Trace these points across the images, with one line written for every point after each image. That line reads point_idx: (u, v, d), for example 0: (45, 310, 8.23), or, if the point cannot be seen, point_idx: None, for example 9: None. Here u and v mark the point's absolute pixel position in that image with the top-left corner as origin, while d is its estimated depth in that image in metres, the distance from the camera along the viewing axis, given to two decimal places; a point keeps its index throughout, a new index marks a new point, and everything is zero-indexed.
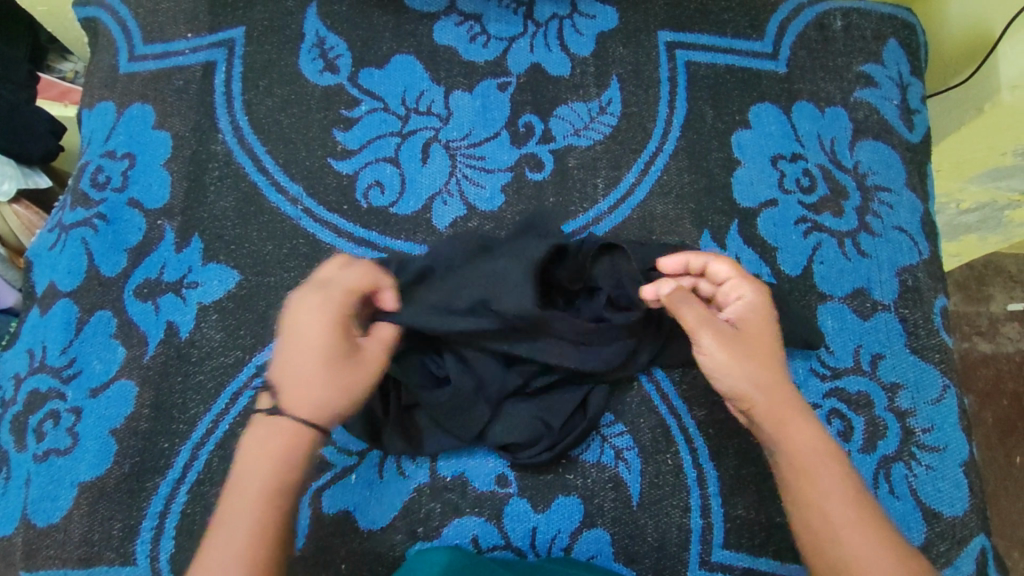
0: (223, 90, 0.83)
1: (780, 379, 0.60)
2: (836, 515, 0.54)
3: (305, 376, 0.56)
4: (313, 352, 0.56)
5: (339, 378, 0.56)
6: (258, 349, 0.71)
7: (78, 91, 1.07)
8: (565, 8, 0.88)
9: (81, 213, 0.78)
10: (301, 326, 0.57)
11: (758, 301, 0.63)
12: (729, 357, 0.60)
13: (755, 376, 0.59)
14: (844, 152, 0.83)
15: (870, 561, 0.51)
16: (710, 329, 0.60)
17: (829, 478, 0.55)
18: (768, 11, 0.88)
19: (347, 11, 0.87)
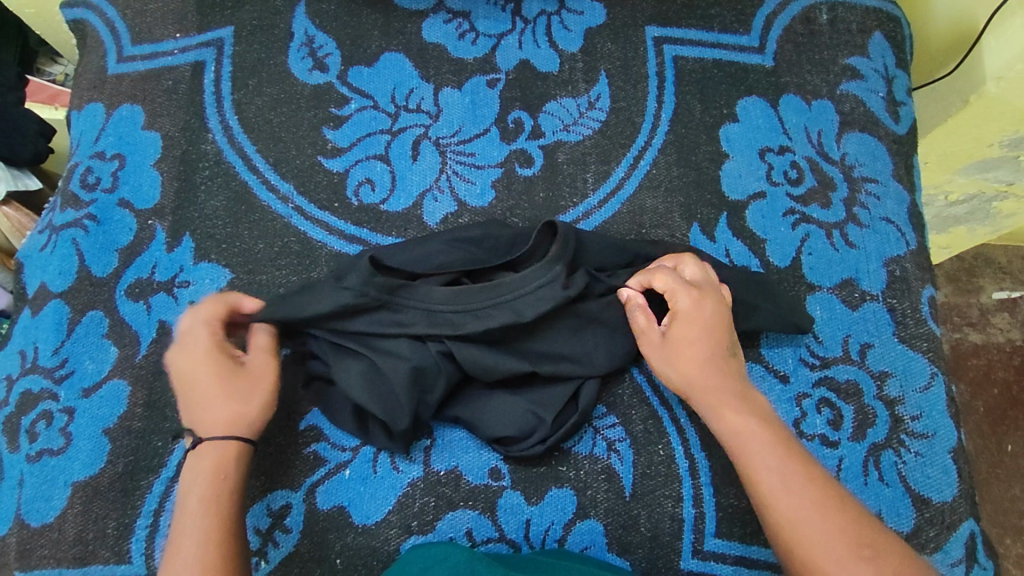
0: (213, 90, 0.83)
1: (710, 359, 0.62)
2: (770, 485, 0.56)
3: (207, 401, 0.60)
4: (208, 382, 0.61)
5: (236, 393, 0.61)
6: None
7: (67, 93, 1.07)
8: (552, 5, 0.88)
9: (72, 214, 0.78)
10: (185, 366, 0.62)
11: (694, 307, 0.64)
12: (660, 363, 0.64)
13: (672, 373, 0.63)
14: (831, 144, 0.84)
15: (796, 524, 0.53)
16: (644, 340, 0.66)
17: (760, 448, 0.57)
18: (754, 6, 0.89)
19: (335, 9, 0.87)
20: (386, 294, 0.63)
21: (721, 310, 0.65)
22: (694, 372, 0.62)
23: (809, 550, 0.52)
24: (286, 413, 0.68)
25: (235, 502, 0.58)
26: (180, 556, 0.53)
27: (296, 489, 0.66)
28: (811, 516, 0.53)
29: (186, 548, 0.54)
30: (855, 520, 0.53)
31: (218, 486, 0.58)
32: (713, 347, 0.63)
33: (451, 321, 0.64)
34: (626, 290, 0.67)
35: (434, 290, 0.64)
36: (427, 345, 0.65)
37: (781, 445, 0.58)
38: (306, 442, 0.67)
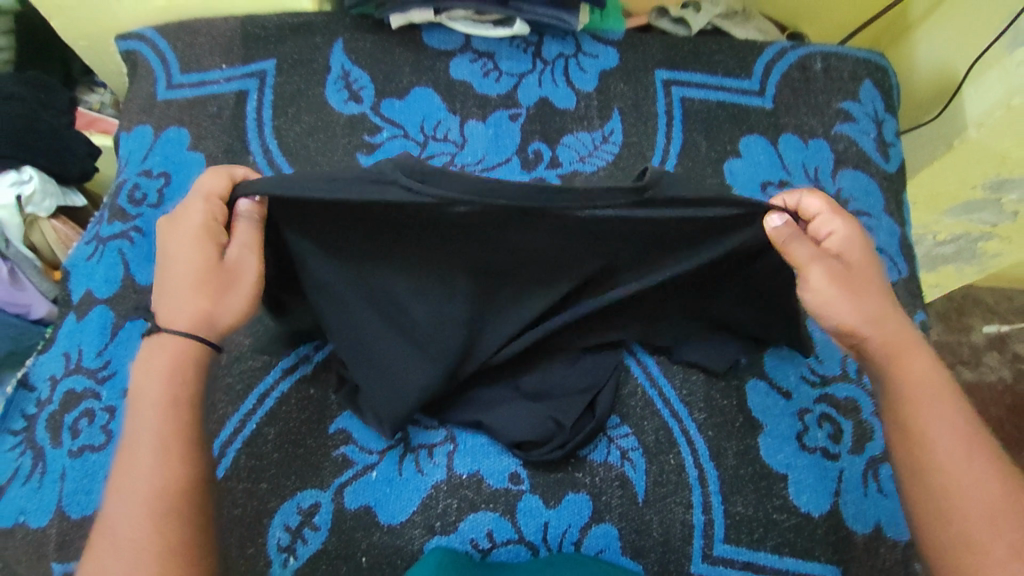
0: (255, 116, 0.90)
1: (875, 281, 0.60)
2: (938, 439, 0.56)
3: (180, 290, 0.57)
4: (185, 268, 0.57)
5: (209, 290, 0.57)
6: (284, 352, 0.75)
7: (109, 121, 1.13)
8: (570, 48, 0.96)
9: (118, 226, 0.83)
10: (169, 245, 0.58)
11: (850, 234, 0.60)
12: (835, 297, 0.59)
13: (855, 304, 0.59)
14: (826, 179, 0.91)
15: (966, 479, 0.55)
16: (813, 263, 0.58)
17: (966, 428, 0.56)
18: (754, 54, 0.97)
19: (370, 47, 0.94)
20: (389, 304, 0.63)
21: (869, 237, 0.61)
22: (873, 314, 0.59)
23: (977, 504, 0.54)
24: (318, 417, 0.72)
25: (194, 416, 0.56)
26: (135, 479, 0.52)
27: (324, 489, 0.69)
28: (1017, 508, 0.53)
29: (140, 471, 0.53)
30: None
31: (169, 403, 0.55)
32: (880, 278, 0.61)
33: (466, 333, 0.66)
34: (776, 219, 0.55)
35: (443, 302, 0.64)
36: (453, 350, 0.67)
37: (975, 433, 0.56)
38: (333, 444, 0.71)
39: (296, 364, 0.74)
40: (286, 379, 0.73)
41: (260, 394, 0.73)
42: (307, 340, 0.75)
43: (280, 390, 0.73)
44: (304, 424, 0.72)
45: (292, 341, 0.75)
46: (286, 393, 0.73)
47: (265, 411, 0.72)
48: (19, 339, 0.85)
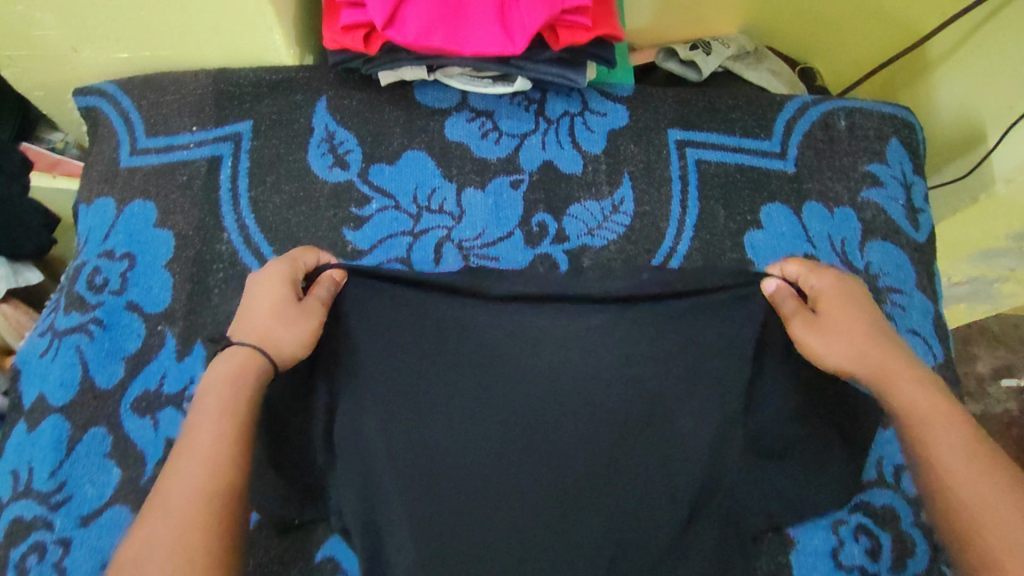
0: (229, 187, 0.81)
1: (875, 327, 0.63)
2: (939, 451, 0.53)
3: (262, 313, 0.61)
4: (266, 296, 0.62)
5: (286, 317, 0.61)
6: None
7: (74, 164, 1.04)
8: (575, 105, 0.87)
9: (76, 317, 0.74)
10: (260, 281, 0.64)
11: (845, 284, 0.67)
12: (833, 339, 0.62)
13: (886, 351, 0.61)
14: (854, 253, 0.84)
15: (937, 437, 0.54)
16: (834, 320, 0.63)
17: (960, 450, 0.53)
18: (774, 111, 0.90)
19: (357, 105, 0.85)
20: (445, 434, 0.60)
21: (865, 297, 0.66)
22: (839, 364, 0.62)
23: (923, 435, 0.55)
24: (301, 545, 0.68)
25: (218, 403, 0.54)
26: (174, 494, 0.49)
27: None
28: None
29: (188, 481, 0.50)
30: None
31: (217, 407, 0.54)
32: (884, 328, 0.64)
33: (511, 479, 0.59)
34: (771, 282, 0.65)
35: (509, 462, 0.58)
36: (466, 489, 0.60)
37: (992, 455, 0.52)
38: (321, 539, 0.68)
39: None
40: None
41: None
42: None
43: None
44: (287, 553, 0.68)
45: None
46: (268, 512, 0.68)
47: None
48: None
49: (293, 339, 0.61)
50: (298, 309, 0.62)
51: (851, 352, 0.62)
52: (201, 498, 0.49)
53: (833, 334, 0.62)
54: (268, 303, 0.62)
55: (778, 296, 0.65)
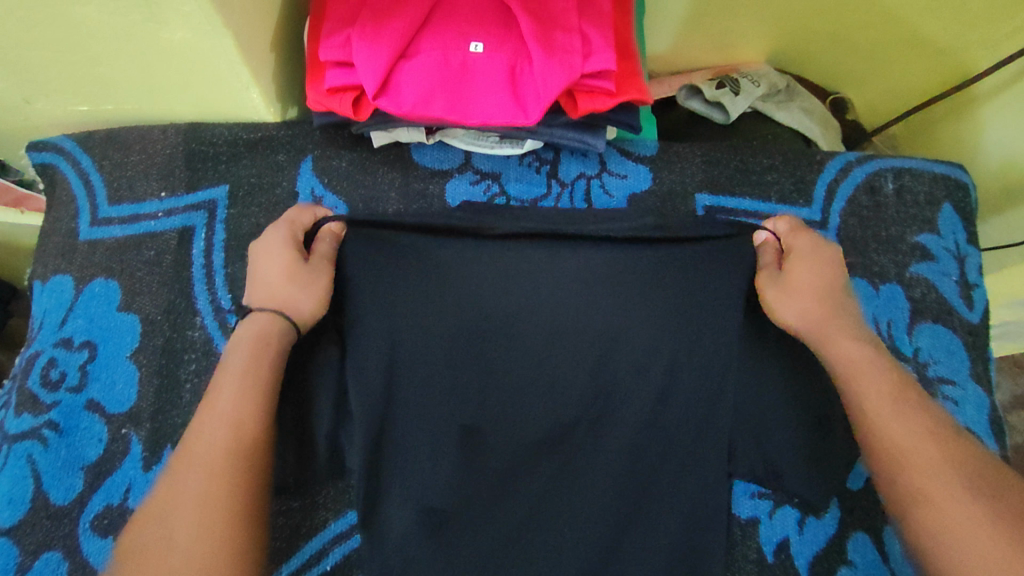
0: (203, 263, 0.72)
1: (841, 299, 0.60)
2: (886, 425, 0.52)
3: (270, 276, 0.61)
4: (270, 262, 0.62)
5: (294, 279, 0.60)
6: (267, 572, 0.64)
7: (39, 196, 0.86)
8: (593, 166, 0.78)
9: (28, 419, 0.66)
10: (262, 248, 0.63)
11: (823, 251, 0.63)
12: (793, 301, 0.59)
13: (842, 327, 0.59)
14: (902, 337, 0.76)
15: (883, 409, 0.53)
16: (804, 283, 0.60)
17: (911, 417, 0.52)
18: (813, 172, 0.81)
19: (347, 166, 0.76)
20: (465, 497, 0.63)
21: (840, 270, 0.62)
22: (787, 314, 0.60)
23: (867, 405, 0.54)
24: None
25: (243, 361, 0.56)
26: (201, 449, 0.51)
27: None
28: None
29: (211, 442, 0.52)
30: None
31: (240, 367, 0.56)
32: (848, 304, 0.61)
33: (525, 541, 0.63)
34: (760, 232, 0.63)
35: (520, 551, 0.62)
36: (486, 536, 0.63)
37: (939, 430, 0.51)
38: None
39: None
40: None
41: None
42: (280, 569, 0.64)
43: (327, 564, 0.65)
44: None
45: (297, 533, 0.65)
46: None
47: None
48: None
49: (308, 297, 0.60)
50: (309, 269, 0.61)
51: (811, 317, 0.59)
52: (225, 457, 0.51)
53: (801, 295, 0.59)
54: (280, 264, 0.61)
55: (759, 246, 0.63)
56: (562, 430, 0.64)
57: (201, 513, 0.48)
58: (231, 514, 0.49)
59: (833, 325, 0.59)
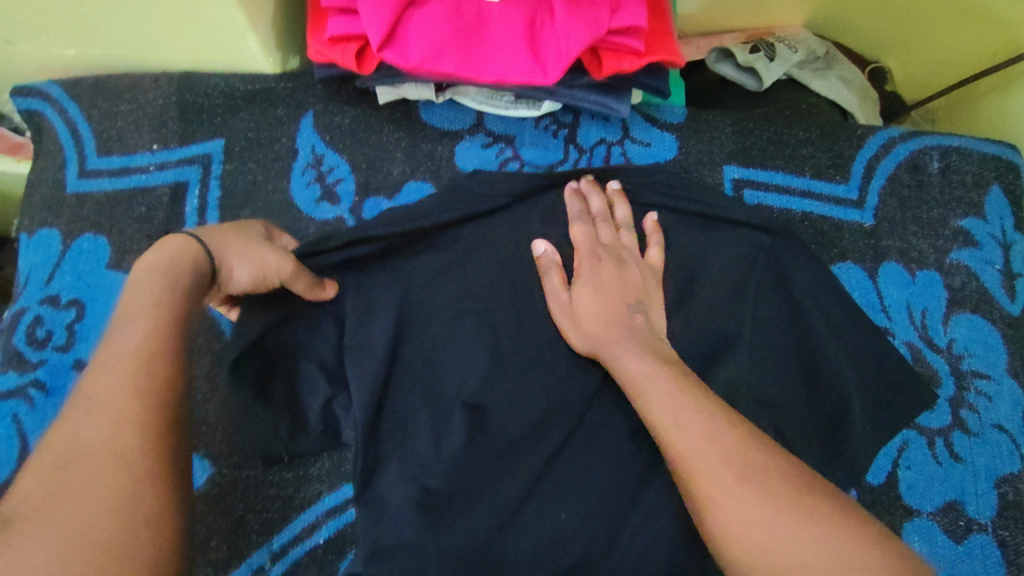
0: (196, 221, 0.68)
1: (614, 311, 0.60)
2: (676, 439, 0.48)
3: (225, 232, 0.52)
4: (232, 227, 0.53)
5: (244, 247, 0.51)
6: (253, 547, 0.60)
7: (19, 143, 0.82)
8: (614, 132, 0.72)
9: (13, 378, 0.63)
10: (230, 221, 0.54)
11: (624, 261, 0.64)
12: (573, 317, 0.61)
13: (612, 329, 0.59)
14: (937, 327, 0.71)
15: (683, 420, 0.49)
16: (575, 294, 0.61)
17: (690, 414, 0.49)
18: (852, 147, 0.75)
19: (351, 124, 0.71)
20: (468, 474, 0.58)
21: (631, 273, 0.63)
22: (578, 308, 0.60)
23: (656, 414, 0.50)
24: None
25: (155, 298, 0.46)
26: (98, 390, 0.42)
27: None
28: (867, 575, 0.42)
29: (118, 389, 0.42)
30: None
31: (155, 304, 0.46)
32: (634, 309, 0.61)
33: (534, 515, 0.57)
34: (540, 245, 0.64)
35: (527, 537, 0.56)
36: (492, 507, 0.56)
37: (722, 430, 0.48)
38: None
39: None
40: None
41: (285, 552, 0.61)
42: (262, 547, 0.60)
43: (319, 538, 0.61)
44: None
45: (290, 505, 0.62)
46: None
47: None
48: None
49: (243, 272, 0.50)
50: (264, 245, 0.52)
51: (595, 325, 0.59)
52: (137, 406, 0.42)
53: (564, 309, 0.61)
54: (236, 227, 0.53)
55: (546, 260, 0.63)
56: (568, 413, 0.60)
57: (109, 468, 0.40)
58: (144, 471, 0.40)
59: (608, 327, 0.59)
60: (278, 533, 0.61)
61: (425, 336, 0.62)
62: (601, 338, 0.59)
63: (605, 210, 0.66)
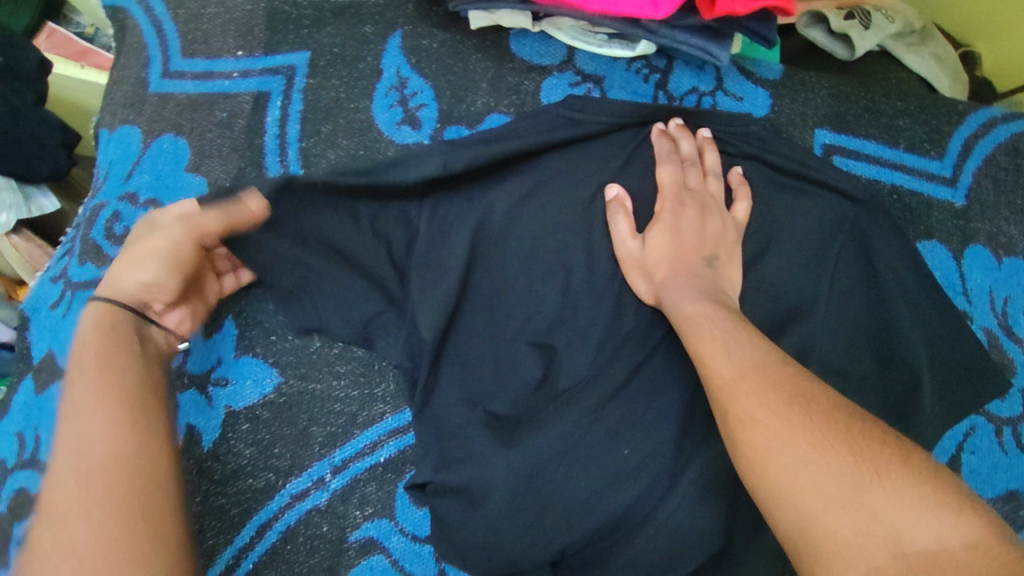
0: (277, 133, 0.67)
1: (685, 259, 0.60)
2: (726, 375, 0.49)
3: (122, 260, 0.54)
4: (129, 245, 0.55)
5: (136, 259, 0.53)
6: (314, 458, 0.61)
7: (98, 55, 0.89)
8: (707, 83, 0.71)
9: (93, 270, 0.64)
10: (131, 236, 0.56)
11: (700, 208, 0.63)
12: (638, 262, 0.61)
13: (680, 273, 0.59)
14: (1018, 318, 0.69)
15: (738, 356, 0.49)
16: (643, 239, 0.61)
17: (745, 348, 0.50)
18: (951, 123, 0.72)
19: (438, 49, 0.69)
20: (534, 406, 0.59)
21: (706, 221, 0.62)
22: (648, 255, 0.60)
23: (708, 352, 0.51)
24: (330, 563, 0.59)
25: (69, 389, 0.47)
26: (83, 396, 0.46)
27: None
28: (911, 507, 0.38)
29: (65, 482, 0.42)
30: (982, 539, 0.37)
31: (101, 380, 0.46)
32: (704, 258, 0.61)
33: (600, 454, 0.56)
34: (613, 188, 0.63)
35: (592, 474, 0.55)
36: (556, 441, 0.56)
37: (777, 366, 0.48)
38: (353, 557, 0.60)
39: (309, 490, 0.61)
40: (296, 507, 0.60)
41: (346, 466, 0.61)
42: (324, 460, 0.61)
43: (380, 458, 0.62)
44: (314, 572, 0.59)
45: (353, 422, 0.62)
46: (292, 527, 0.60)
47: (332, 492, 0.61)
48: None
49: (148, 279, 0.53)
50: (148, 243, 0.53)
51: (660, 270, 0.60)
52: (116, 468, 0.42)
53: (631, 253, 0.61)
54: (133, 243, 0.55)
55: (616, 205, 0.63)
56: (637, 357, 0.60)
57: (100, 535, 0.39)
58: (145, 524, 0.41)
59: (676, 271, 0.60)
60: (338, 449, 0.62)
61: (499, 267, 0.62)
62: (666, 282, 0.59)
63: (694, 154, 0.65)
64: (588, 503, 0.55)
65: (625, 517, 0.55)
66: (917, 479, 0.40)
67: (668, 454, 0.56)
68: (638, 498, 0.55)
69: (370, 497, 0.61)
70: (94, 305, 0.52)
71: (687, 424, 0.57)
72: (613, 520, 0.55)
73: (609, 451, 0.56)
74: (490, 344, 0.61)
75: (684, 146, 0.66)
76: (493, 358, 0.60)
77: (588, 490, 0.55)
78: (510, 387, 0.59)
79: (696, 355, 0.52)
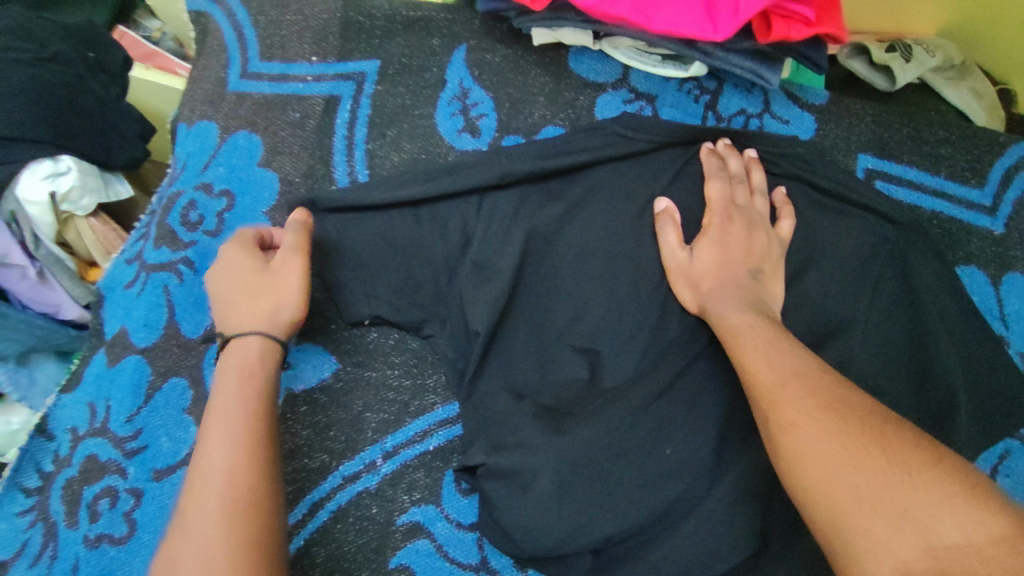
0: (345, 134, 0.72)
1: (731, 271, 0.62)
2: (768, 382, 0.50)
3: (238, 299, 0.56)
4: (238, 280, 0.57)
5: (263, 292, 0.56)
6: (366, 443, 0.64)
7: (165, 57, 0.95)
8: (755, 105, 0.74)
9: (166, 254, 0.68)
10: (223, 275, 0.58)
11: (749, 223, 0.64)
12: (682, 272, 0.62)
13: (725, 282, 0.61)
14: None
15: (780, 363, 0.51)
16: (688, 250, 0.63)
17: (789, 355, 0.52)
18: (992, 153, 0.74)
19: (499, 62, 0.73)
20: (581, 403, 0.61)
21: (753, 236, 0.63)
22: (695, 265, 0.62)
23: (751, 358, 0.53)
24: (378, 544, 0.62)
25: (270, 459, 0.49)
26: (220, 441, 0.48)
27: None
28: (935, 505, 0.39)
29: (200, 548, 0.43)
30: (1007, 534, 0.37)
31: (237, 422, 0.49)
32: (751, 270, 0.62)
33: (643, 453, 0.58)
34: (663, 201, 0.65)
35: (635, 471, 0.57)
36: (602, 437, 0.58)
37: (818, 374, 0.49)
38: (400, 540, 0.62)
39: (360, 473, 0.63)
40: (347, 489, 0.63)
41: (396, 452, 0.64)
42: (376, 445, 0.64)
43: (429, 446, 0.64)
44: (362, 552, 0.61)
45: (406, 410, 0.65)
46: (343, 507, 0.62)
47: (382, 476, 0.63)
48: (41, 341, 0.75)
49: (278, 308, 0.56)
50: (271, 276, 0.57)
51: (705, 279, 0.61)
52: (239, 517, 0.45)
53: (676, 262, 0.62)
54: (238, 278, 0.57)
55: (665, 217, 0.64)
56: (681, 361, 0.61)
57: None
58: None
59: (721, 280, 0.61)
60: (389, 436, 0.64)
61: (552, 269, 0.64)
62: (710, 291, 0.61)
63: (742, 171, 0.67)
64: (631, 500, 0.57)
65: (666, 515, 0.57)
66: (946, 480, 0.40)
67: (711, 456, 0.57)
68: (680, 497, 0.57)
69: (418, 483, 0.64)
70: (248, 345, 0.54)
71: (730, 428, 0.59)
72: (654, 517, 0.57)
73: (651, 451, 0.58)
74: (542, 343, 0.63)
75: (736, 167, 0.68)
76: (545, 355, 0.63)
77: (630, 487, 0.57)
78: (559, 384, 0.62)
79: (737, 362, 0.54)
